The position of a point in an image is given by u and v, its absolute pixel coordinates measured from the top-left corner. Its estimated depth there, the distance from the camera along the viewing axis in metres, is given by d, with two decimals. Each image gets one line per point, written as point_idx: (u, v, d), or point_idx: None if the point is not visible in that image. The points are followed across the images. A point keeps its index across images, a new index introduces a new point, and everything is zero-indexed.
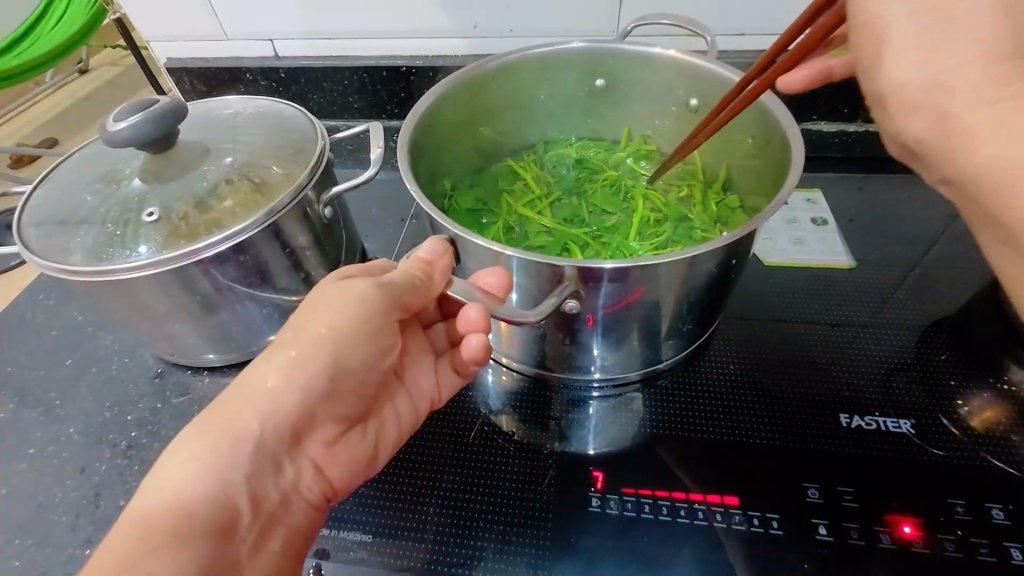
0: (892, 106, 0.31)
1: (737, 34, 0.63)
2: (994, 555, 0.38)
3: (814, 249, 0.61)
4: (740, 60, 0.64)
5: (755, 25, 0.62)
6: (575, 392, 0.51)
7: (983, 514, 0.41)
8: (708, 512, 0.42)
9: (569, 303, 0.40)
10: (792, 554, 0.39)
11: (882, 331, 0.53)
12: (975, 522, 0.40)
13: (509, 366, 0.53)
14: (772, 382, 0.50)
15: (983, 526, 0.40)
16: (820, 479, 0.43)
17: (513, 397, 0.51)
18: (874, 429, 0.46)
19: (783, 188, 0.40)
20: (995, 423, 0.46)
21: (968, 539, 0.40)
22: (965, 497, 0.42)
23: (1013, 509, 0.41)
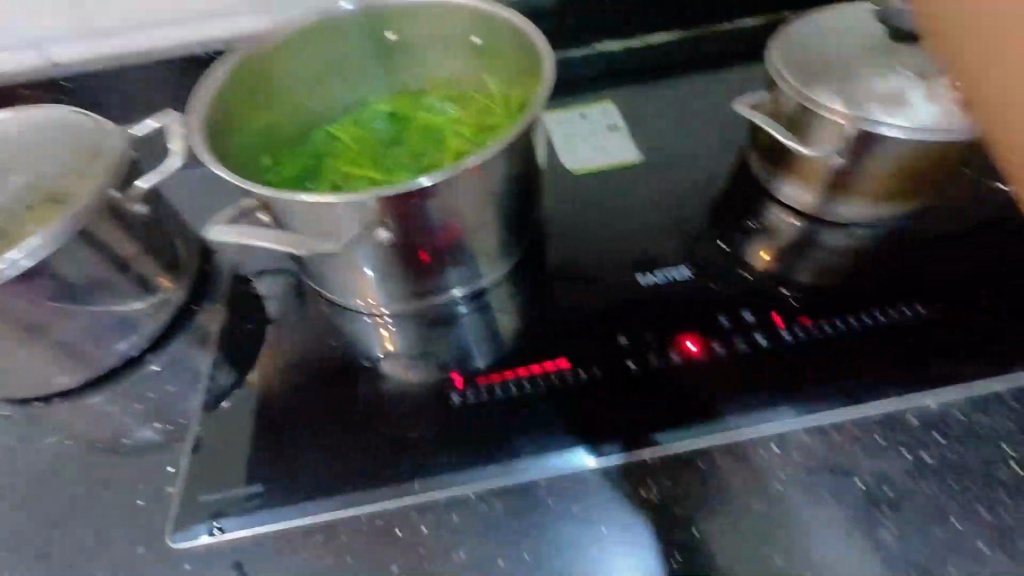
0: None
1: None
2: (748, 345, 0.50)
3: (610, 151, 0.70)
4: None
5: None
6: (436, 315, 0.56)
7: (740, 319, 0.52)
8: (545, 378, 0.50)
9: (379, 233, 0.47)
10: (610, 390, 0.48)
11: (669, 206, 0.64)
12: (736, 326, 0.51)
13: (385, 315, 0.56)
14: (590, 266, 0.59)
15: (741, 326, 0.51)
16: (629, 328, 0.53)
17: (381, 336, 0.55)
18: (665, 280, 0.56)
19: (535, 99, 0.48)
20: (749, 254, 0.59)
21: (731, 339, 0.51)
22: (730, 311, 0.53)
23: (762, 310, 0.53)
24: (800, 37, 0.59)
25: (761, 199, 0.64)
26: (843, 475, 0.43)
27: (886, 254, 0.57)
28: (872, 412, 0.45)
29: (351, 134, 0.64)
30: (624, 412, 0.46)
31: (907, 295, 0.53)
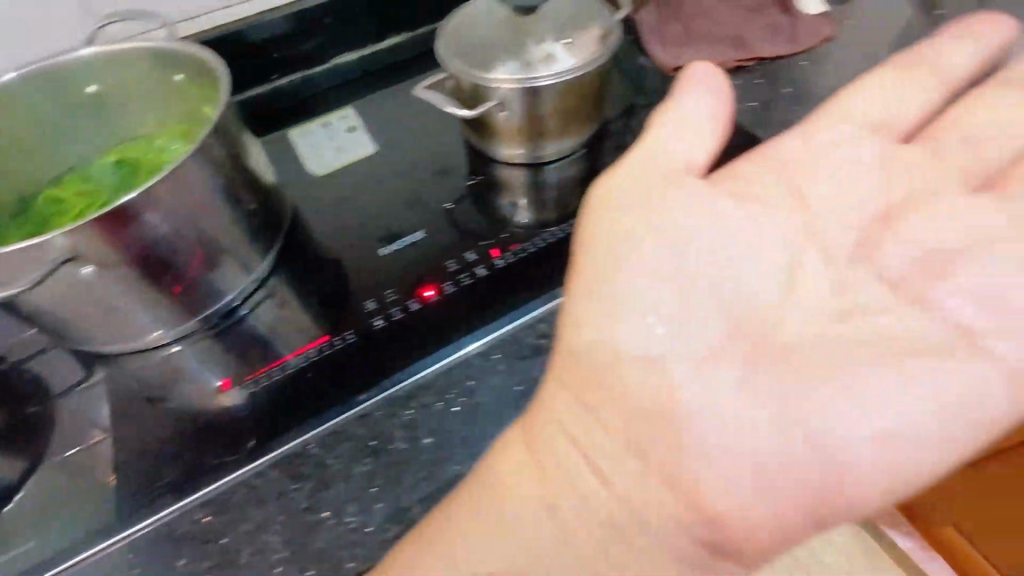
0: (705, 30, 0.82)
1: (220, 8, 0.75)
2: (470, 279, 0.61)
3: (350, 150, 0.77)
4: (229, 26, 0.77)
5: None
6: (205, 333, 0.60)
7: (463, 260, 0.63)
8: (304, 357, 0.57)
9: (83, 269, 0.50)
10: (362, 348, 0.56)
11: (406, 181, 0.73)
12: (460, 267, 0.62)
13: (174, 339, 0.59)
14: (339, 253, 0.66)
15: (464, 266, 0.62)
16: (374, 294, 0.61)
17: (157, 368, 0.58)
18: (401, 245, 0.66)
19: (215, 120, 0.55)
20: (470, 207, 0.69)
21: (457, 277, 0.61)
22: (455, 255, 0.63)
23: (480, 250, 0.64)
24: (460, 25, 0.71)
25: (476, 159, 0.75)
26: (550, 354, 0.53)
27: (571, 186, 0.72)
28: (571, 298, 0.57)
29: (71, 190, 0.64)
30: (372, 363, 0.55)
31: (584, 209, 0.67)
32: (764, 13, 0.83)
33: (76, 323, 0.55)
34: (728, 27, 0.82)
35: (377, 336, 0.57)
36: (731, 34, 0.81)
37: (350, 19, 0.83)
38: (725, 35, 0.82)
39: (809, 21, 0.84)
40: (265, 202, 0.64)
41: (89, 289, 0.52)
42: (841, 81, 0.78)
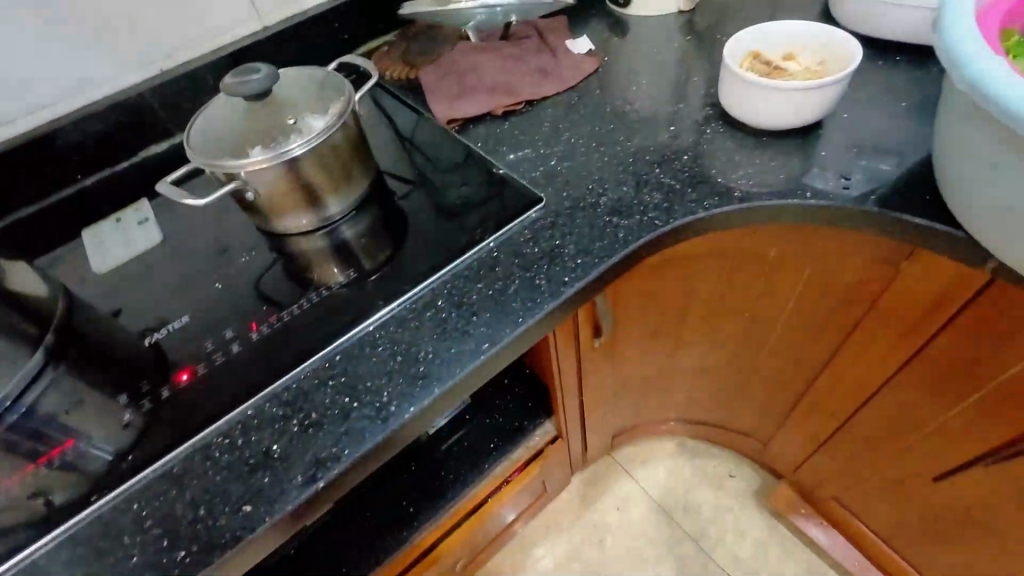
0: (474, 81, 0.89)
1: (6, 122, 0.83)
2: (224, 357, 0.63)
3: (138, 244, 0.79)
4: (20, 140, 0.84)
5: (12, 112, 0.83)
6: None
7: (222, 340, 0.65)
8: (51, 463, 0.58)
9: None
10: (107, 444, 0.58)
11: (184, 263, 0.76)
12: (218, 347, 0.64)
13: None
14: (107, 351, 0.68)
15: (222, 345, 0.64)
16: (132, 387, 0.63)
17: None
18: (167, 333, 0.68)
19: None
20: (244, 283, 0.72)
21: (213, 358, 0.63)
22: (215, 336, 0.66)
23: (241, 326, 0.66)
24: (204, 129, 0.70)
25: (261, 236, 0.78)
26: (283, 421, 0.55)
27: (352, 241, 0.75)
28: (313, 362, 0.59)
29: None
30: (110, 462, 0.56)
31: (352, 266, 0.71)
32: (529, 61, 0.92)
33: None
34: (495, 76, 0.89)
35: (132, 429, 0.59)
36: (496, 82, 0.88)
37: (149, 116, 0.93)
38: (492, 83, 0.89)
39: (573, 62, 0.92)
40: None
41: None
42: (597, 112, 0.86)
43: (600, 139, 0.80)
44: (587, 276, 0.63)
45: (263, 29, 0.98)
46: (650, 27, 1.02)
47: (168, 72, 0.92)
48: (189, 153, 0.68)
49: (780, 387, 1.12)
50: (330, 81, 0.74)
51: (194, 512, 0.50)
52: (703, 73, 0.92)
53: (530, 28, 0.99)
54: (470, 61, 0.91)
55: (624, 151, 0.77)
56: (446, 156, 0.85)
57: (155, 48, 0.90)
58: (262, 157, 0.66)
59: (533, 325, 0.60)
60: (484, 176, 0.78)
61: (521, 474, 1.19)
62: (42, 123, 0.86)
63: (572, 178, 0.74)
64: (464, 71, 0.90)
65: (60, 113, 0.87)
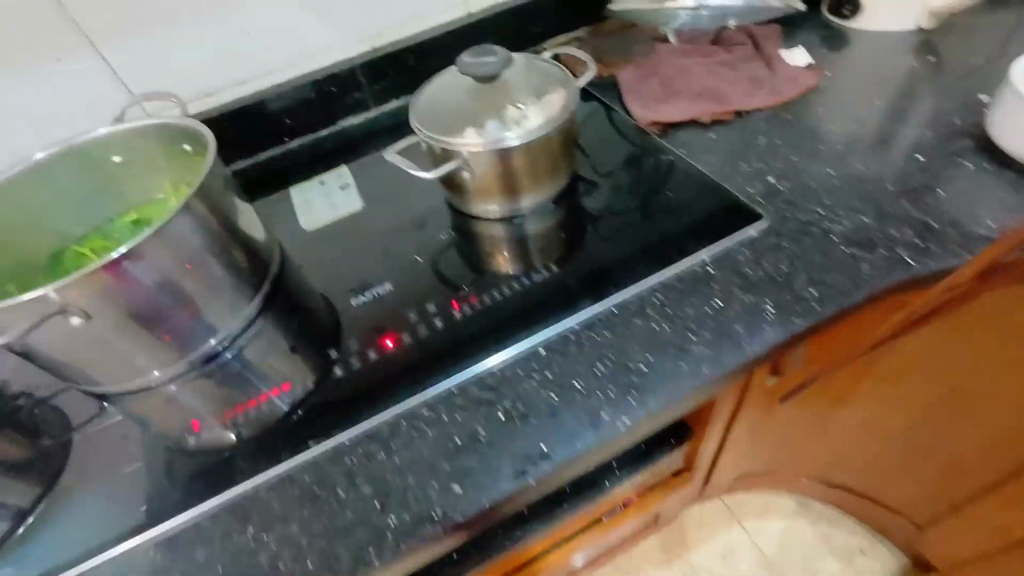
0: (680, 83, 0.84)
1: (241, 82, 0.91)
2: (426, 330, 0.63)
3: (340, 208, 0.83)
4: (249, 100, 0.92)
5: (249, 73, 0.91)
6: (193, 376, 0.67)
7: (423, 312, 0.66)
8: (268, 403, 0.62)
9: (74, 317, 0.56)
10: (321, 392, 0.61)
11: (382, 233, 0.79)
12: (418, 318, 0.65)
13: (170, 380, 0.66)
14: (313, 306, 0.72)
15: (423, 317, 0.65)
16: (337, 345, 0.66)
17: (139, 406, 0.65)
18: (368, 298, 0.70)
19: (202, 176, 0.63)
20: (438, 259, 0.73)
21: (414, 328, 0.64)
22: (416, 308, 0.67)
23: (440, 302, 0.67)
24: (426, 103, 0.72)
25: (454, 216, 0.78)
26: (489, 406, 0.54)
27: (542, 235, 0.73)
28: (519, 351, 0.58)
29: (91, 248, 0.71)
30: (320, 416, 0.58)
31: (543, 260, 0.69)
32: (742, 68, 0.85)
33: (81, 373, 0.62)
34: (703, 79, 0.84)
35: (340, 383, 0.61)
36: (704, 85, 0.83)
37: (356, 89, 0.98)
38: (700, 86, 0.83)
39: (791, 72, 0.85)
40: (248, 261, 0.70)
41: (81, 342, 0.58)
42: (820, 130, 0.78)
43: (826, 161, 0.72)
44: (820, 310, 0.57)
45: (467, 15, 1.00)
46: (875, 44, 0.92)
47: (380, 49, 0.97)
48: (414, 123, 0.70)
49: (968, 472, 0.95)
50: (552, 74, 0.75)
51: (404, 479, 0.51)
52: (945, 98, 0.81)
53: (741, 34, 0.92)
54: (676, 63, 0.86)
55: (856, 177, 0.69)
56: (644, 159, 0.81)
57: (375, 26, 0.94)
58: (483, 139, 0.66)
59: (759, 352, 0.55)
60: (690, 184, 0.74)
61: (639, 500, 1.13)
62: (269, 87, 0.93)
63: (796, 199, 0.67)
64: (669, 72, 0.86)
65: (284, 79, 0.94)
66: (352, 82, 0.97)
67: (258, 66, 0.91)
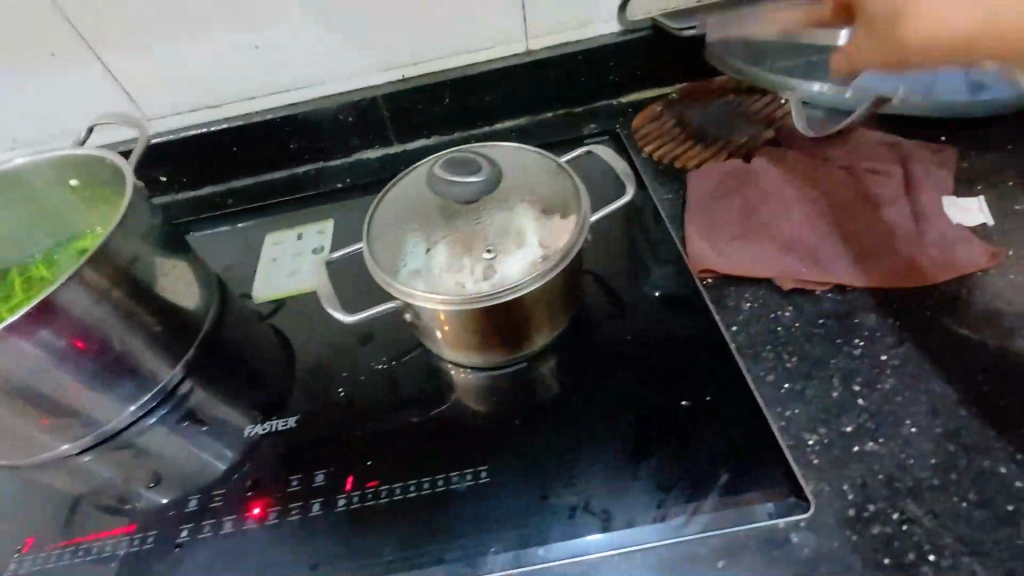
0: (762, 223, 0.61)
1: (248, 98, 0.78)
2: (297, 515, 0.49)
3: (301, 275, 0.72)
4: (253, 120, 0.79)
5: (257, 90, 0.77)
6: (74, 461, 0.59)
7: (308, 482, 0.51)
8: (102, 546, 0.52)
9: None
10: (160, 556, 0.50)
11: (326, 335, 0.64)
12: (299, 490, 0.51)
13: (56, 457, 0.59)
14: (217, 409, 0.60)
15: (303, 491, 0.51)
16: (204, 489, 0.53)
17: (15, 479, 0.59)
18: (266, 430, 0.57)
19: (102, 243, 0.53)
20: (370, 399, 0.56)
21: (287, 505, 0.50)
22: (303, 472, 0.52)
23: (333, 472, 0.51)
24: (396, 210, 0.57)
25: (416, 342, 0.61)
26: None
27: (505, 402, 0.55)
28: None
29: (27, 281, 0.64)
30: None
31: (482, 453, 0.51)
32: (862, 218, 0.59)
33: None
34: (796, 227, 0.59)
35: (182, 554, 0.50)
36: (795, 238, 0.59)
37: (375, 122, 0.82)
38: (790, 237, 0.59)
39: (941, 243, 0.56)
40: (161, 344, 0.60)
41: None
42: (960, 358, 0.50)
43: (953, 428, 0.46)
44: None
45: (526, 53, 0.79)
46: None
47: (411, 81, 0.79)
48: (363, 242, 0.55)
49: None
50: (562, 190, 0.56)
51: None
52: None
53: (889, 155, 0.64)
54: (766, 194, 0.63)
55: (987, 474, 0.43)
56: (687, 322, 0.57)
57: (408, 53, 0.77)
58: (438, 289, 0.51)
59: None
60: (734, 397, 0.50)
61: None
62: (279, 107, 0.79)
63: (870, 484, 0.44)
64: (753, 203, 0.63)
65: (296, 100, 0.80)
66: (372, 115, 0.81)
67: (268, 83, 0.77)
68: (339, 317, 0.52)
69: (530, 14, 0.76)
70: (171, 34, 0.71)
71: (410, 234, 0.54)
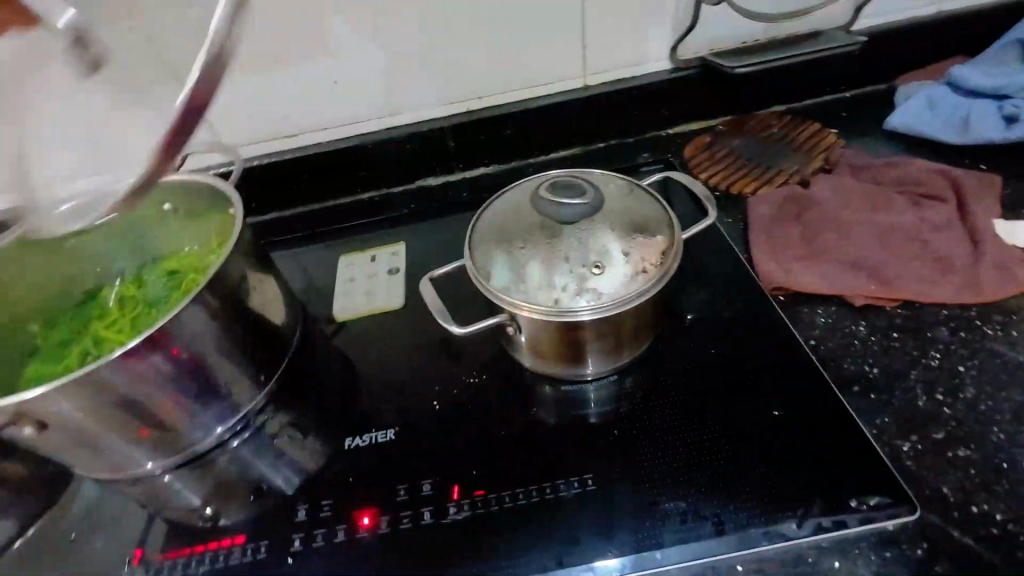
0: (830, 242, 0.64)
1: (322, 127, 0.81)
2: (410, 522, 0.52)
3: (377, 296, 0.75)
4: (326, 148, 0.82)
5: (331, 120, 0.80)
6: (171, 475, 0.61)
7: (417, 490, 0.54)
8: (213, 557, 0.53)
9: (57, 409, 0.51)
10: (276, 565, 0.52)
11: (411, 355, 0.67)
12: (408, 499, 0.54)
13: (151, 472, 0.60)
14: (313, 424, 0.63)
15: (413, 500, 0.53)
16: (312, 501, 0.56)
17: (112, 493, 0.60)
18: (366, 443, 0.59)
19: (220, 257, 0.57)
20: (461, 413, 0.60)
21: (399, 514, 0.53)
22: (410, 482, 0.55)
23: (438, 481, 0.54)
24: (494, 230, 0.61)
25: (496, 354, 0.65)
26: None
27: (597, 411, 0.57)
28: None
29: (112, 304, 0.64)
30: None
31: (583, 463, 0.53)
32: (924, 239, 0.63)
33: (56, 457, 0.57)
34: (864, 247, 0.63)
35: (297, 564, 0.51)
36: (866, 258, 0.62)
37: (442, 150, 0.85)
38: (860, 256, 0.62)
39: (1003, 261, 0.60)
40: (256, 361, 0.62)
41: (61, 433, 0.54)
42: None
43: None
44: None
45: (583, 87, 0.83)
46: None
47: (477, 113, 0.82)
48: (466, 257, 0.59)
49: None
50: (650, 213, 0.60)
51: None
52: None
53: (940, 183, 0.68)
54: (832, 216, 0.66)
55: None
56: (762, 335, 0.60)
57: (476, 87, 0.80)
58: (541, 304, 0.54)
59: None
60: (824, 409, 0.53)
61: None
62: (350, 137, 0.82)
63: (969, 488, 0.46)
64: (819, 224, 0.66)
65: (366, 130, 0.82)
66: (438, 144, 0.84)
67: (342, 114, 0.80)
68: (450, 327, 0.55)
69: (590, 52, 0.80)
70: (259, 65, 0.74)
71: (508, 250, 0.58)
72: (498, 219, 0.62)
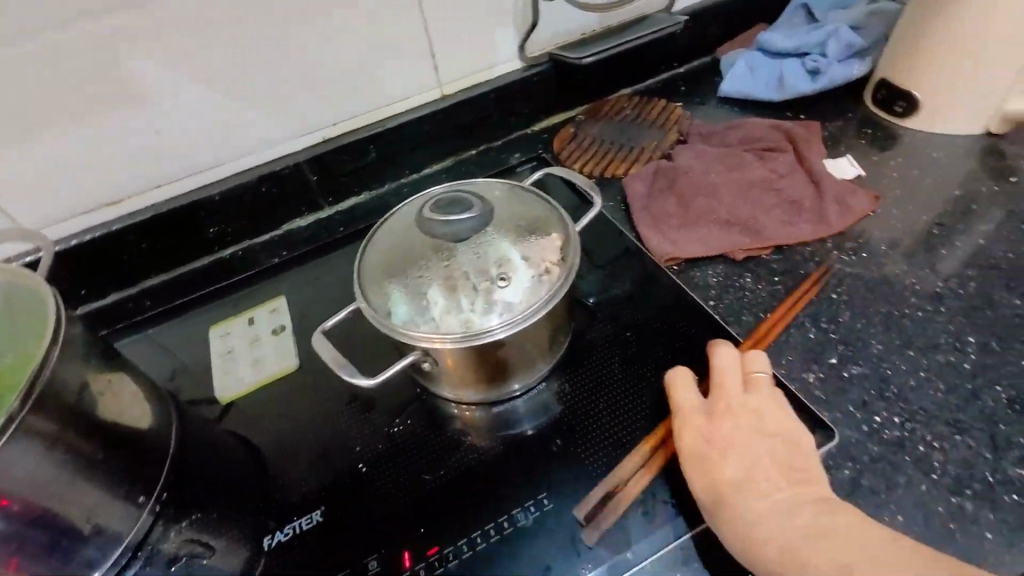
0: (704, 208, 0.68)
1: (152, 187, 0.69)
2: None
3: (265, 361, 0.65)
4: (161, 209, 0.70)
5: (160, 176, 0.69)
6: None
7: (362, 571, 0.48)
8: None
9: None
10: None
11: (321, 418, 0.59)
12: None
13: None
14: (221, 529, 0.53)
15: None
16: None
17: None
18: (290, 535, 0.51)
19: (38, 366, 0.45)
20: (392, 466, 0.54)
21: None
22: (352, 564, 0.49)
23: (384, 554, 0.49)
24: (381, 264, 0.55)
25: (414, 392, 0.59)
26: None
27: (535, 426, 0.55)
28: None
29: None
30: None
31: (533, 484, 0.51)
32: (777, 189, 0.69)
33: None
34: (732, 207, 0.68)
35: None
36: (736, 216, 0.67)
37: (304, 187, 0.77)
38: (732, 215, 0.67)
39: (841, 195, 0.68)
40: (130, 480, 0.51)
41: None
42: (890, 282, 0.60)
43: (905, 338, 0.55)
44: None
45: (441, 98, 0.80)
46: (940, 149, 0.75)
47: (334, 141, 0.76)
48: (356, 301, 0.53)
49: None
50: (539, 214, 0.59)
51: None
52: None
53: (776, 137, 0.75)
54: (700, 182, 0.71)
55: (945, 368, 0.53)
56: (667, 308, 0.62)
57: (327, 114, 0.74)
58: (450, 332, 0.50)
59: None
60: None
61: None
62: (189, 191, 0.71)
63: (867, 403, 0.51)
64: (692, 192, 0.70)
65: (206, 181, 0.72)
66: (298, 181, 0.76)
67: (172, 167, 0.69)
68: (359, 382, 0.49)
69: (440, 61, 0.77)
70: (80, 119, 0.62)
71: (403, 282, 0.53)
72: (380, 252, 0.57)
